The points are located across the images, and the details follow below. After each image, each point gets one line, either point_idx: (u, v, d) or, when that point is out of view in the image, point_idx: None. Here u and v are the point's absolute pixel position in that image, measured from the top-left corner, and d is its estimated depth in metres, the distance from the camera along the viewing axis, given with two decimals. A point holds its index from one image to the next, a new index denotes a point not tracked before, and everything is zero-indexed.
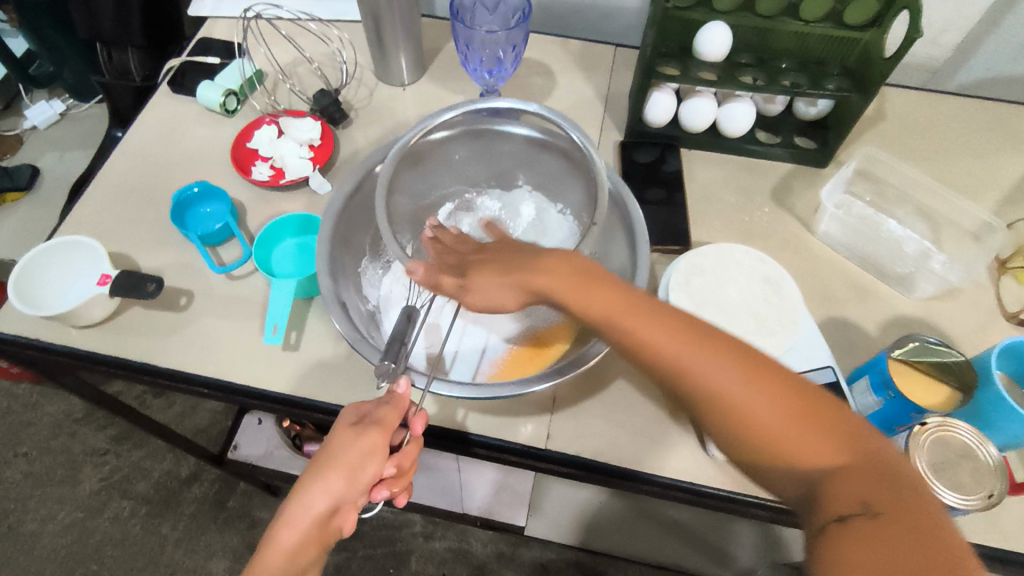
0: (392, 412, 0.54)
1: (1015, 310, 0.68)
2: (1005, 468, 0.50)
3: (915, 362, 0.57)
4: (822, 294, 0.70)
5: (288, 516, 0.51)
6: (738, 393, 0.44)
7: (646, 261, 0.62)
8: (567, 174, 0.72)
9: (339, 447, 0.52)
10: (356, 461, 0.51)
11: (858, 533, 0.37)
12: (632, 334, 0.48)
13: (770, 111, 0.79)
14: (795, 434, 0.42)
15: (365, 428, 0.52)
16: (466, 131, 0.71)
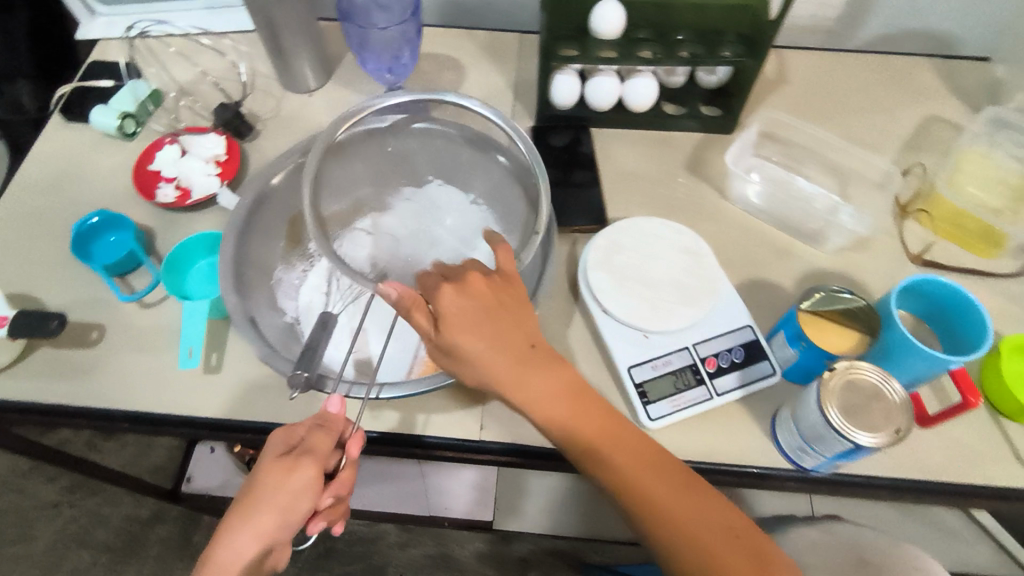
0: (323, 438, 0.53)
1: (920, 251, 0.71)
2: (910, 404, 0.52)
3: (825, 311, 0.59)
4: (742, 256, 0.71)
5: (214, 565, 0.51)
6: (663, 492, 0.51)
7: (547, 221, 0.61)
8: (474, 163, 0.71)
9: (269, 485, 0.51)
10: (290, 500, 0.51)
11: None
12: (567, 436, 0.53)
13: (675, 83, 0.79)
14: (689, 505, 0.50)
15: (296, 461, 0.52)
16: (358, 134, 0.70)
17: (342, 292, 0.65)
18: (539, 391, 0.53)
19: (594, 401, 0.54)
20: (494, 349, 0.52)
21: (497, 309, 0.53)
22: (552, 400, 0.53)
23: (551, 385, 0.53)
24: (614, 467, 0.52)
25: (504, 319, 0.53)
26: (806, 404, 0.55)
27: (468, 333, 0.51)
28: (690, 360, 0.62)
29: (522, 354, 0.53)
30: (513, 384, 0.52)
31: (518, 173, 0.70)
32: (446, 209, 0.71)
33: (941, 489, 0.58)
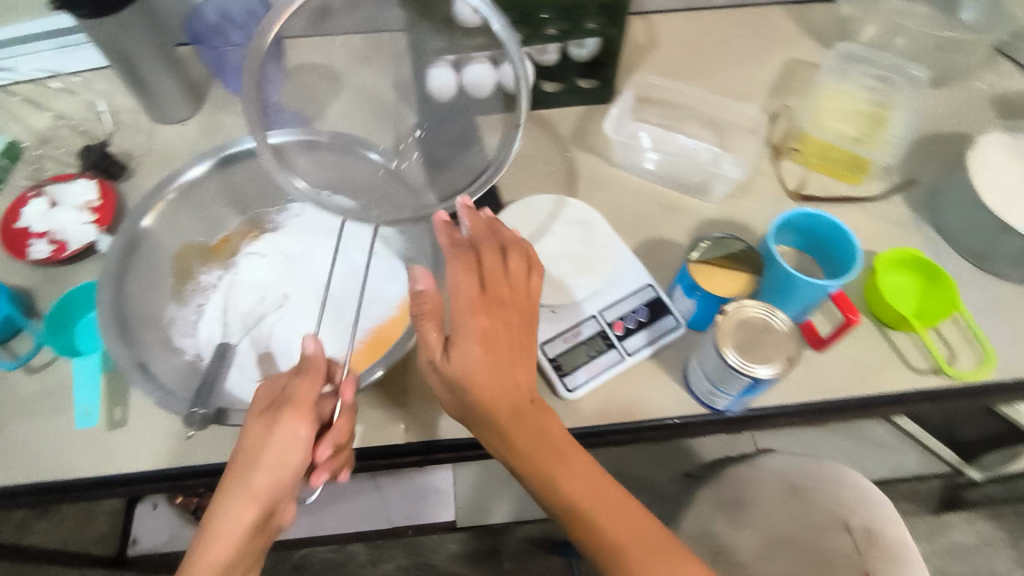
0: (305, 376, 0.52)
1: (796, 187, 0.75)
2: (796, 330, 0.55)
3: (713, 259, 0.62)
4: (636, 219, 0.73)
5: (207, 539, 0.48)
6: (630, 544, 0.51)
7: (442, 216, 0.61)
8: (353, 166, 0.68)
9: (254, 440, 0.50)
10: (279, 455, 0.49)
11: None
12: (542, 484, 0.52)
13: (549, 61, 0.80)
14: (654, 555, 0.50)
15: (278, 411, 0.50)
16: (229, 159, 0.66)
17: (241, 324, 0.63)
18: (524, 434, 0.52)
19: (583, 454, 0.53)
20: (494, 387, 0.51)
21: (506, 344, 0.53)
22: (540, 438, 0.53)
23: (538, 434, 0.52)
24: (585, 516, 0.52)
25: (511, 355, 0.53)
26: (707, 350, 0.57)
27: (478, 371, 0.51)
28: (598, 327, 0.64)
29: (520, 389, 0.53)
30: (502, 415, 0.52)
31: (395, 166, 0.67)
32: (337, 222, 0.69)
33: (841, 405, 0.62)
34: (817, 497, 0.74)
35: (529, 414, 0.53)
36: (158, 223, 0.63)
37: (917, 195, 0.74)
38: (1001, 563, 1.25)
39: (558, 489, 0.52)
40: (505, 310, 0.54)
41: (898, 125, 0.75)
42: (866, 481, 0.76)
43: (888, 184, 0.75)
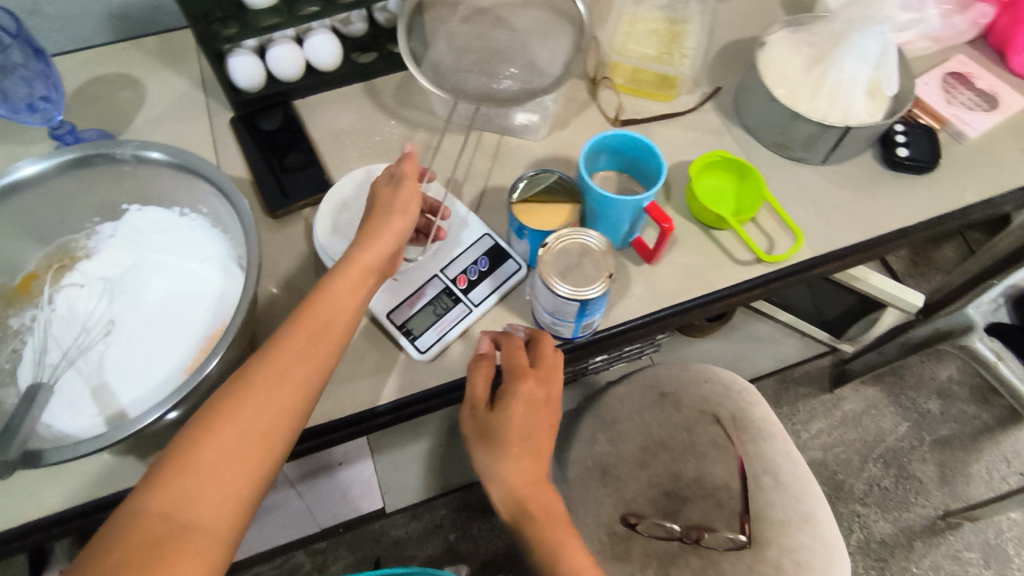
0: (379, 199, 0.59)
1: (615, 114, 0.78)
2: (611, 246, 0.58)
3: (533, 196, 0.63)
4: (467, 174, 0.74)
5: (265, 359, 0.50)
6: None
7: (250, 211, 0.58)
8: (154, 172, 0.63)
9: (388, 197, 0.59)
10: (402, 212, 0.59)
11: None
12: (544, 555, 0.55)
13: (356, 31, 0.79)
14: None
15: (399, 182, 0.60)
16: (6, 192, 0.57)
17: (63, 358, 0.60)
18: (531, 482, 0.55)
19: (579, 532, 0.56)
20: (524, 452, 0.55)
21: (546, 414, 0.57)
22: (541, 499, 0.56)
23: (548, 505, 0.56)
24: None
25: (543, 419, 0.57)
26: (539, 285, 0.59)
27: (515, 433, 0.55)
28: (442, 285, 0.65)
29: (543, 445, 0.56)
30: (521, 473, 0.55)
31: (181, 162, 0.61)
32: (153, 233, 0.66)
33: (679, 308, 0.66)
34: (689, 399, 0.79)
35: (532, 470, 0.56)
36: None
37: (725, 101, 0.79)
38: (886, 420, 1.38)
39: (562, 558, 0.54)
40: (549, 384, 0.57)
41: (691, 38, 0.77)
42: (734, 375, 0.81)
43: (698, 95, 0.79)
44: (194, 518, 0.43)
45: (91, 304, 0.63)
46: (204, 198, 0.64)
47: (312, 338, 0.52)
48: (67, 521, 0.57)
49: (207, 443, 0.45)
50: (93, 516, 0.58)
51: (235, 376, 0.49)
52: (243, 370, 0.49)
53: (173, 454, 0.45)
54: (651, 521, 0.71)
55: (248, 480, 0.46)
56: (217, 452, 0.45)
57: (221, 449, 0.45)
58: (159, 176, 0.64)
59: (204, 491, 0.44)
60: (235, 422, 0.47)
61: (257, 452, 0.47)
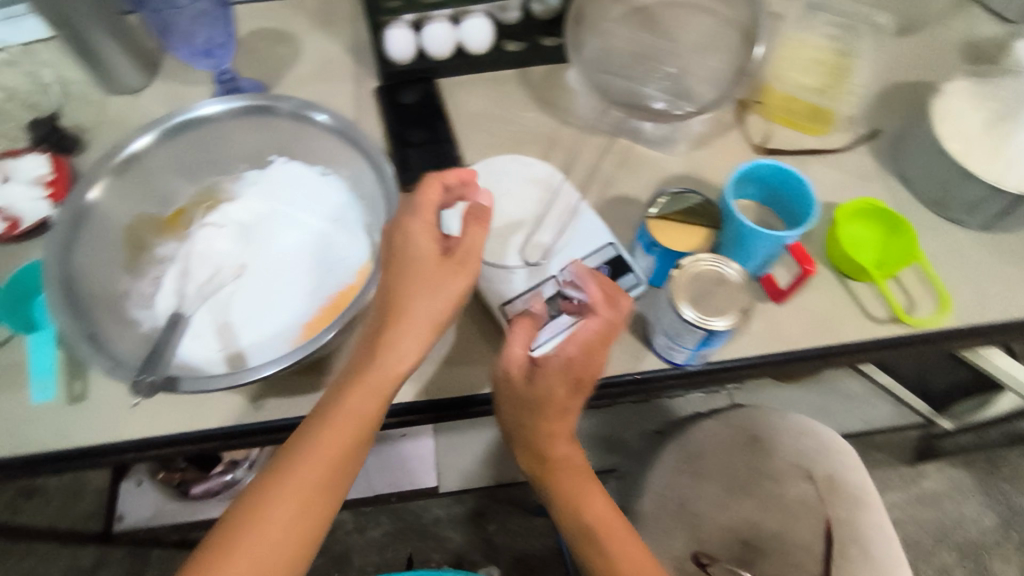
0: (423, 278, 0.52)
1: (761, 141, 0.75)
2: (750, 281, 0.55)
3: (671, 214, 0.61)
4: (598, 178, 0.73)
5: (307, 447, 0.51)
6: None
7: (396, 187, 0.60)
8: (307, 130, 0.66)
9: (442, 278, 0.52)
10: (433, 287, 0.52)
11: None
12: (563, 512, 0.58)
13: (510, 19, 0.78)
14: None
15: (455, 260, 0.53)
16: (182, 124, 0.63)
17: (197, 293, 0.62)
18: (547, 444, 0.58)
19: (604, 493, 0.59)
20: (555, 420, 0.57)
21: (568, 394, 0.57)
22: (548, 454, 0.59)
23: (575, 471, 0.59)
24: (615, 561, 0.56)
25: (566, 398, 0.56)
26: (664, 306, 0.57)
27: (558, 398, 0.55)
28: (558, 288, 0.62)
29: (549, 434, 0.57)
30: (546, 435, 0.57)
31: (340, 130, 0.64)
32: (293, 188, 0.68)
33: (798, 355, 0.62)
34: (780, 448, 0.75)
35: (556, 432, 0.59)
36: (104, 194, 0.61)
37: (882, 145, 0.74)
38: (970, 508, 1.28)
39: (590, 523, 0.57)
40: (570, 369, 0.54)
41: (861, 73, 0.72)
42: (834, 435, 0.77)
43: (853, 134, 0.75)
44: None
45: (228, 247, 0.65)
46: (349, 163, 0.66)
47: (350, 420, 0.51)
48: (174, 444, 0.60)
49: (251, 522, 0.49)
50: (198, 445, 0.60)
51: (279, 452, 0.52)
52: (290, 447, 0.51)
53: (224, 531, 0.49)
54: (723, 565, 0.68)
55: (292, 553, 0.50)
56: (276, 538, 0.49)
57: (263, 535, 0.49)
58: (314, 138, 0.66)
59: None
60: (277, 502, 0.50)
61: (297, 527, 0.50)
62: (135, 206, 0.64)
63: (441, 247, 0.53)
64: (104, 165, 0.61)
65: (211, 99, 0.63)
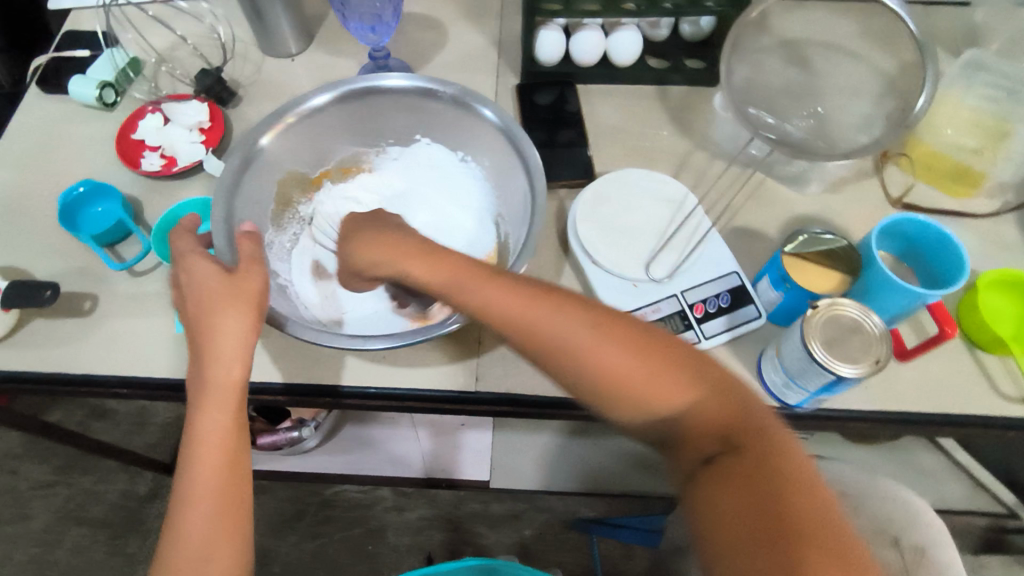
0: (207, 295, 0.53)
1: (900, 194, 0.73)
2: (889, 336, 0.53)
3: (807, 253, 0.60)
4: (726, 206, 0.73)
5: (201, 436, 0.50)
6: (713, 418, 0.42)
7: (545, 193, 0.59)
8: (462, 116, 0.67)
9: (215, 292, 0.53)
10: (238, 299, 0.53)
11: (733, 487, 0.39)
12: (578, 374, 0.44)
13: (658, 36, 0.81)
14: (719, 414, 0.42)
15: (237, 276, 0.53)
16: (351, 92, 0.65)
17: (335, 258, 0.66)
18: (676, 398, 0.42)
19: (656, 343, 0.44)
20: (508, 307, 0.47)
21: (645, 352, 0.44)
22: (702, 423, 0.42)
23: (584, 326, 0.45)
24: (654, 414, 0.43)
25: (645, 343, 0.44)
26: (791, 342, 0.56)
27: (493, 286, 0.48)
28: (678, 307, 0.63)
29: (636, 395, 0.43)
30: (648, 389, 0.43)
31: (502, 128, 0.64)
32: (434, 173, 0.71)
33: (917, 418, 0.60)
34: (865, 509, 0.73)
35: (679, 387, 0.43)
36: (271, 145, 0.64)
37: None
38: None
39: (615, 390, 0.43)
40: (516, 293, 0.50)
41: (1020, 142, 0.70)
42: (926, 507, 0.74)
43: (997, 203, 0.72)
44: None
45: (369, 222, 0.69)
46: (492, 151, 0.67)
47: (226, 417, 0.51)
48: (292, 395, 0.63)
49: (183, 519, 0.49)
50: (313, 400, 0.63)
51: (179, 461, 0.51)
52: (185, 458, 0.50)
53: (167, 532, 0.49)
54: None
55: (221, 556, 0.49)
56: (203, 520, 0.49)
57: (197, 531, 0.49)
58: (468, 129, 0.67)
59: (211, 547, 0.49)
60: (208, 498, 0.49)
61: (219, 528, 0.49)
62: (291, 161, 0.66)
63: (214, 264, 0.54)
64: (279, 118, 0.64)
65: (392, 73, 0.65)
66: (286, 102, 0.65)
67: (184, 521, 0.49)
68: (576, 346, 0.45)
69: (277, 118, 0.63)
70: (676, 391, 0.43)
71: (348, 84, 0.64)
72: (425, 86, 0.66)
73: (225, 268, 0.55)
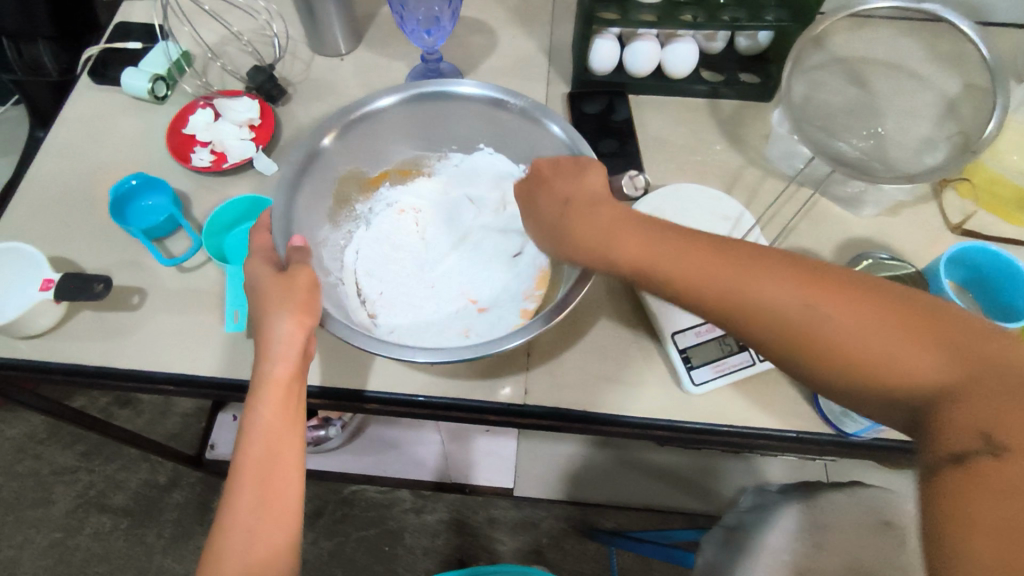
0: (262, 295, 0.54)
1: (959, 220, 0.71)
2: None
3: (871, 278, 0.60)
4: (779, 225, 0.71)
5: (251, 429, 0.51)
6: (929, 371, 0.38)
7: None
8: (531, 127, 0.65)
9: (272, 293, 0.53)
10: (294, 298, 0.53)
11: (976, 473, 0.34)
12: (747, 325, 0.44)
13: (713, 49, 0.79)
14: (938, 363, 0.38)
15: (290, 276, 0.54)
16: (418, 96, 0.65)
17: (383, 266, 0.66)
18: (936, 374, 0.38)
19: (861, 297, 0.41)
20: (686, 261, 0.47)
21: (866, 306, 0.41)
22: (973, 409, 0.36)
23: (780, 280, 0.44)
24: (853, 367, 0.40)
25: (887, 310, 0.41)
26: None
27: (670, 237, 0.49)
28: None
29: (901, 360, 0.39)
30: (860, 341, 0.40)
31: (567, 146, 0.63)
32: (487, 185, 0.70)
33: None
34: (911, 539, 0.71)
35: (925, 357, 0.39)
36: (333, 145, 0.63)
37: None
38: None
39: (800, 343, 0.42)
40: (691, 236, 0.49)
41: None
42: None
43: None
44: None
45: (418, 232, 0.70)
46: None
47: (277, 411, 0.52)
48: (338, 398, 0.62)
49: (232, 516, 0.49)
50: (359, 405, 0.63)
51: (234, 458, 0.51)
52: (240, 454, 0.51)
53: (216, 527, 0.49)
54: None
55: (270, 550, 0.48)
56: (249, 511, 0.49)
57: (246, 524, 0.49)
58: (531, 143, 0.67)
59: (258, 542, 0.48)
60: (258, 492, 0.50)
61: (270, 521, 0.49)
62: (351, 160, 0.66)
63: (271, 268, 0.55)
64: (343, 119, 0.63)
65: (465, 81, 0.64)
66: (352, 103, 0.64)
67: (232, 515, 0.49)
68: (790, 318, 0.42)
69: (344, 117, 0.63)
70: (938, 366, 0.38)
71: (419, 89, 0.64)
72: (493, 97, 0.65)
73: (280, 271, 0.55)
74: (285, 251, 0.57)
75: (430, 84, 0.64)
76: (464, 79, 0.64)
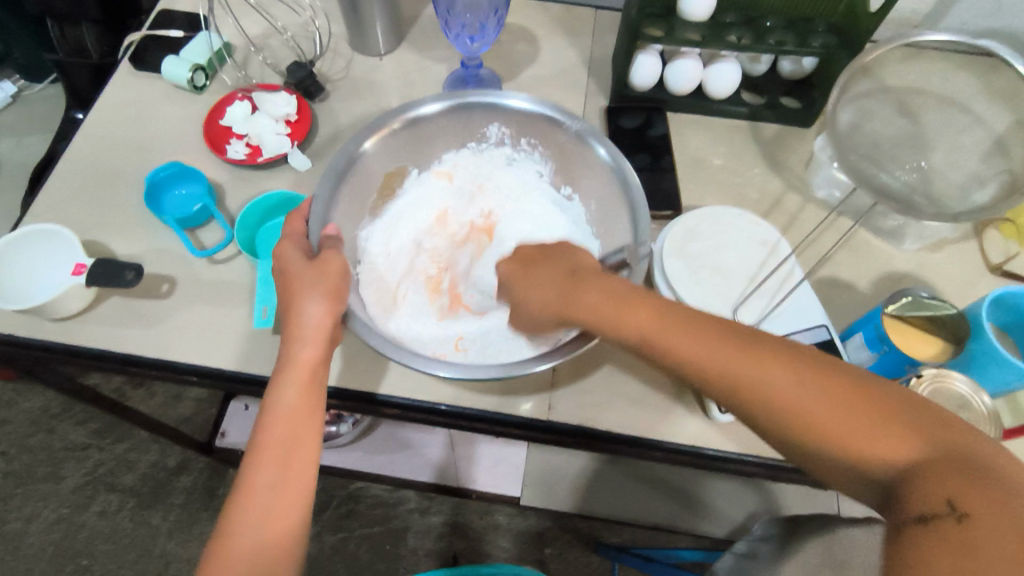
0: (291, 279, 0.54)
1: (1001, 261, 0.70)
2: (998, 416, 0.52)
3: (910, 316, 0.58)
4: (816, 255, 0.70)
5: (274, 410, 0.51)
6: (885, 444, 0.36)
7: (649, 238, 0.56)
8: (582, 154, 0.65)
9: (304, 277, 0.53)
10: (326, 283, 0.53)
11: (940, 537, 0.32)
12: (730, 389, 0.42)
13: (756, 71, 0.79)
14: (875, 421, 0.37)
15: (324, 260, 0.54)
16: (467, 104, 0.65)
17: (406, 268, 0.66)
18: (899, 449, 0.36)
19: (783, 359, 0.41)
20: (646, 325, 0.46)
21: (817, 378, 0.39)
22: (929, 481, 0.34)
23: (689, 331, 0.44)
24: (811, 428, 0.38)
25: (844, 386, 0.39)
26: None
27: (592, 308, 0.49)
28: None
29: (846, 433, 0.37)
30: (781, 404, 0.39)
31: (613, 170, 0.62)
32: (517, 207, 0.71)
33: None
34: None
35: (890, 436, 0.36)
36: (376, 145, 0.63)
37: None
38: None
39: (762, 403, 0.40)
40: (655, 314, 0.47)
41: None
42: None
43: None
44: (231, 553, 0.47)
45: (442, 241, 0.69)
46: (601, 195, 0.65)
47: (299, 394, 0.51)
48: (355, 400, 0.62)
49: (244, 496, 0.48)
50: (377, 408, 0.62)
51: (251, 436, 0.51)
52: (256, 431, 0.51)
53: (230, 504, 0.49)
54: None
55: (282, 527, 0.48)
56: (267, 491, 0.48)
57: (260, 502, 0.48)
58: (576, 166, 0.66)
59: (272, 520, 0.48)
60: (274, 471, 0.49)
61: (284, 500, 0.49)
62: (398, 159, 0.67)
63: (301, 254, 0.55)
64: (388, 121, 0.63)
65: (516, 95, 0.64)
66: (401, 107, 0.65)
67: (245, 493, 0.48)
68: (774, 389, 0.40)
69: (391, 118, 0.63)
70: (890, 442, 0.36)
71: (471, 100, 0.64)
72: (543, 113, 0.65)
73: (311, 257, 0.55)
74: (318, 240, 0.57)
75: (480, 98, 0.65)
76: (517, 95, 0.64)
